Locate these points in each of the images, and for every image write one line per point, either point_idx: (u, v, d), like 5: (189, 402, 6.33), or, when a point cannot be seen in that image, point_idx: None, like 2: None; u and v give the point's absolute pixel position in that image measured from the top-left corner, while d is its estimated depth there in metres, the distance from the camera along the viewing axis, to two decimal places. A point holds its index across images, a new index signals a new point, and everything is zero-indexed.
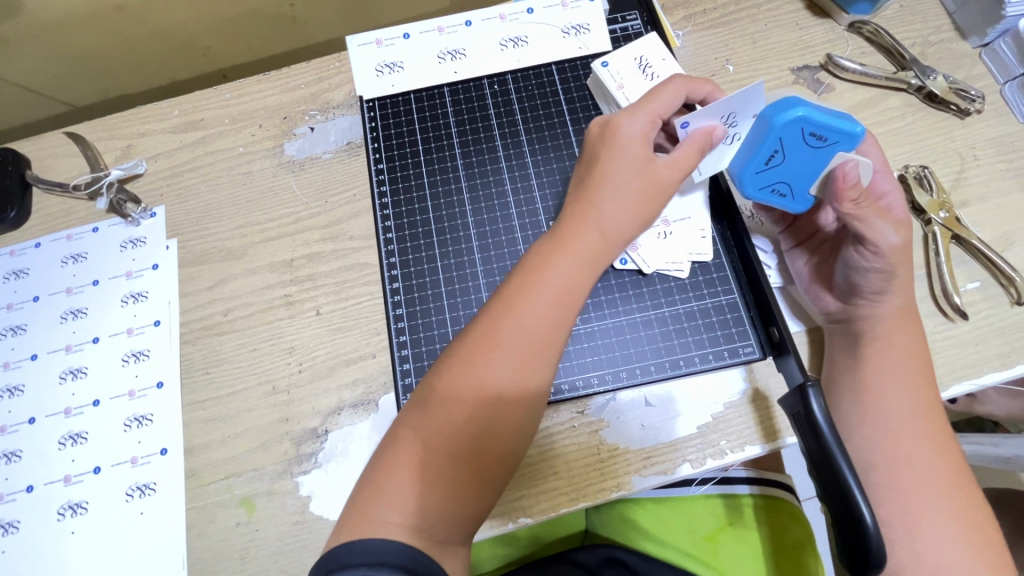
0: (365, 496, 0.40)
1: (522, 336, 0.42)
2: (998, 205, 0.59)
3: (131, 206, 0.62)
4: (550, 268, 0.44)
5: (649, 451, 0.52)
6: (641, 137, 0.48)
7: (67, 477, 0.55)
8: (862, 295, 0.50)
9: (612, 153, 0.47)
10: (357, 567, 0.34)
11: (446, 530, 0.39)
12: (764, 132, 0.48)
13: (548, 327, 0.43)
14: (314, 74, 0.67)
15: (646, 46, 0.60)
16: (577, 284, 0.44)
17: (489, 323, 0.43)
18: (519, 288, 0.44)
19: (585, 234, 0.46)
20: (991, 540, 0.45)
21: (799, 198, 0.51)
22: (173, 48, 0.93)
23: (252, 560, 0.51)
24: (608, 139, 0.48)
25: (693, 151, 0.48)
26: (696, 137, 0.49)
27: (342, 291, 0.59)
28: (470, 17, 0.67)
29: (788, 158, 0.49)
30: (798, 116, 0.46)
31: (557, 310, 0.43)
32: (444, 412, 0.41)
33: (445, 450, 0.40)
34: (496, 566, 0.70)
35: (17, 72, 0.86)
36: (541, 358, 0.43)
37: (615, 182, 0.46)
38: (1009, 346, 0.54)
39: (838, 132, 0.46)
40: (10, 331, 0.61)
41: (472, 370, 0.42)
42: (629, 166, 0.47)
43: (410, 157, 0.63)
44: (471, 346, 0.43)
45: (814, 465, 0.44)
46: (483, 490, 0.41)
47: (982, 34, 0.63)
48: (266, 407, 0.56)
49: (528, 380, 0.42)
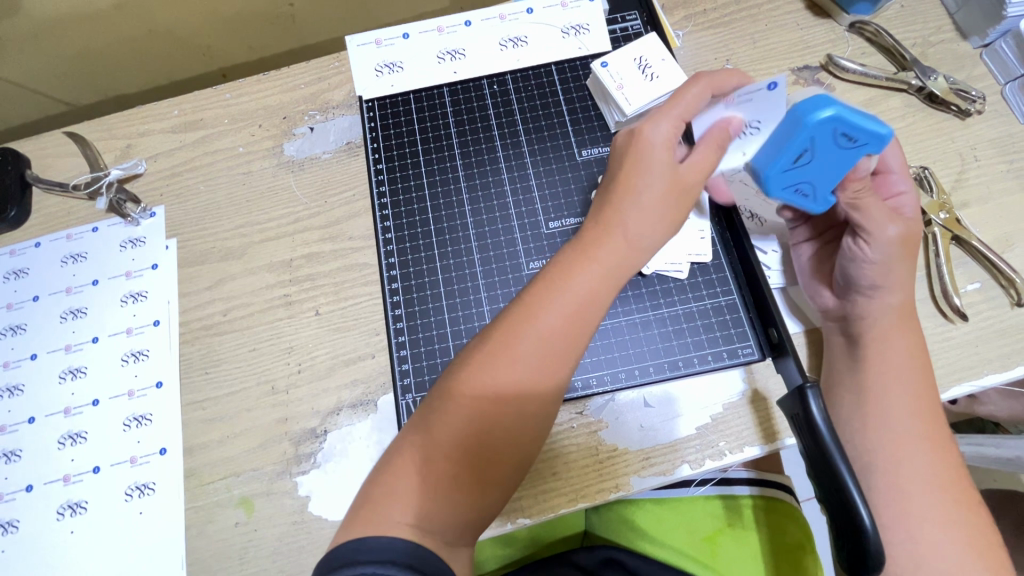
0: (369, 496, 0.40)
1: (540, 344, 0.42)
2: (999, 206, 0.58)
3: (131, 206, 0.62)
4: (572, 277, 0.44)
5: (648, 452, 0.52)
6: (667, 139, 0.47)
7: (67, 477, 0.55)
8: (859, 290, 0.50)
9: (637, 155, 0.47)
10: (369, 563, 0.34)
11: (452, 533, 0.39)
12: (796, 129, 0.45)
13: (567, 337, 0.43)
14: (313, 73, 0.67)
15: (646, 47, 0.60)
16: (599, 295, 0.44)
17: (507, 329, 0.43)
18: (539, 294, 0.44)
19: (609, 242, 0.45)
20: (991, 541, 0.45)
21: (821, 198, 0.50)
22: (171, 48, 0.93)
23: (252, 560, 0.51)
24: (633, 141, 0.48)
25: (714, 148, 0.48)
26: (714, 135, 0.49)
27: (341, 291, 0.59)
28: (470, 17, 0.67)
29: (817, 159, 0.46)
30: (829, 116, 0.44)
31: (575, 319, 0.43)
32: (457, 418, 0.41)
33: (455, 455, 0.40)
34: (496, 567, 0.70)
35: (17, 73, 0.87)
36: (557, 368, 0.43)
37: (641, 189, 0.46)
38: (1009, 347, 0.54)
39: (869, 135, 0.44)
40: (9, 330, 0.61)
41: (489, 376, 0.42)
42: (655, 169, 0.46)
43: (410, 157, 0.63)
44: (487, 350, 0.42)
45: (813, 466, 0.43)
46: (489, 496, 0.41)
47: (983, 34, 0.63)
48: (265, 407, 0.56)
49: (542, 391, 0.42)
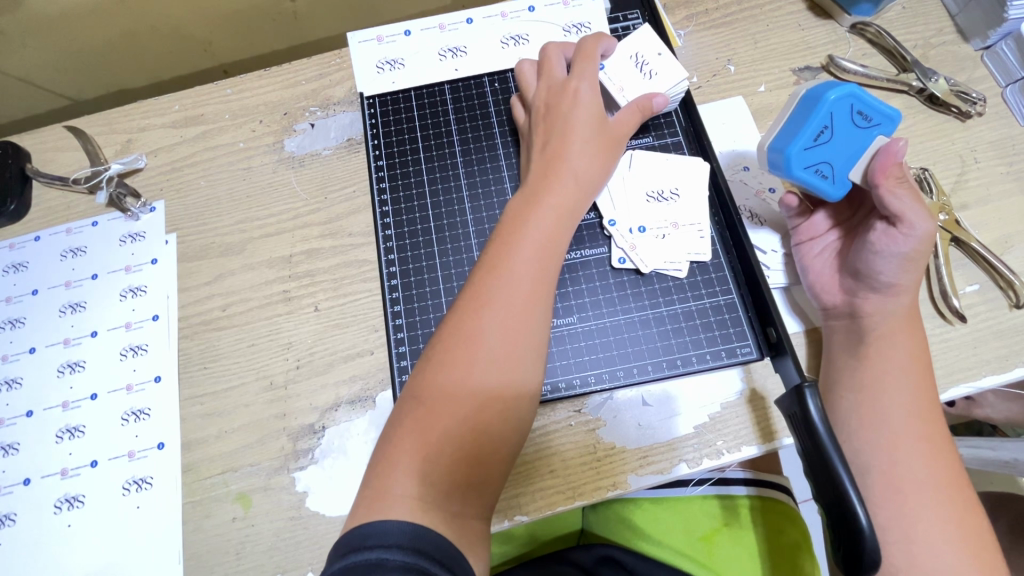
0: (376, 473, 0.40)
1: (510, 290, 0.45)
2: (999, 208, 0.58)
3: (131, 200, 0.63)
4: (529, 226, 0.48)
5: (645, 450, 0.52)
6: (591, 99, 0.54)
7: (65, 470, 0.55)
8: (879, 284, 0.50)
9: (568, 120, 0.53)
10: (373, 548, 0.34)
11: (459, 500, 0.40)
12: (815, 106, 0.50)
13: (536, 273, 0.47)
14: (315, 70, 0.67)
15: (641, 43, 0.58)
16: (555, 238, 0.49)
17: (475, 281, 0.46)
18: (502, 247, 0.47)
19: (559, 188, 0.50)
20: (987, 542, 0.45)
21: (840, 181, 0.51)
22: (173, 43, 0.93)
23: (248, 555, 0.51)
24: (562, 103, 0.54)
25: (637, 112, 0.56)
26: (636, 100, 0.56)
27: (341, 287, 0.59)
28: (471, 14, 0.67)
29: (836, 134, 0.50)
30: (849, 91, 0.49)
31: (539, 259, 0.47)
32: (441, 374, 0.43)
33: (449, 409, 0.42)
34: (497, 563, 0.72)
35: (18, 65, 0.86)
36: (534, 309, 0.45)
37: (579, 143, 0.52)
38: (1008, 349, 0.54)
39: (880, 114, 0.50)
40: (8, 324, 0.61)
41: (464, 328, 0.44)
42: (585, 126, 0.53)
43: (410, 153, 0.63)
44: (461, 309, 0.45)
45: (810, 465, 0.44)
46: (492, 453, 0.42)
47: (984, 36, 0.63)
48: (263, 402, 0.56)
49: (522, 334, 0.44)
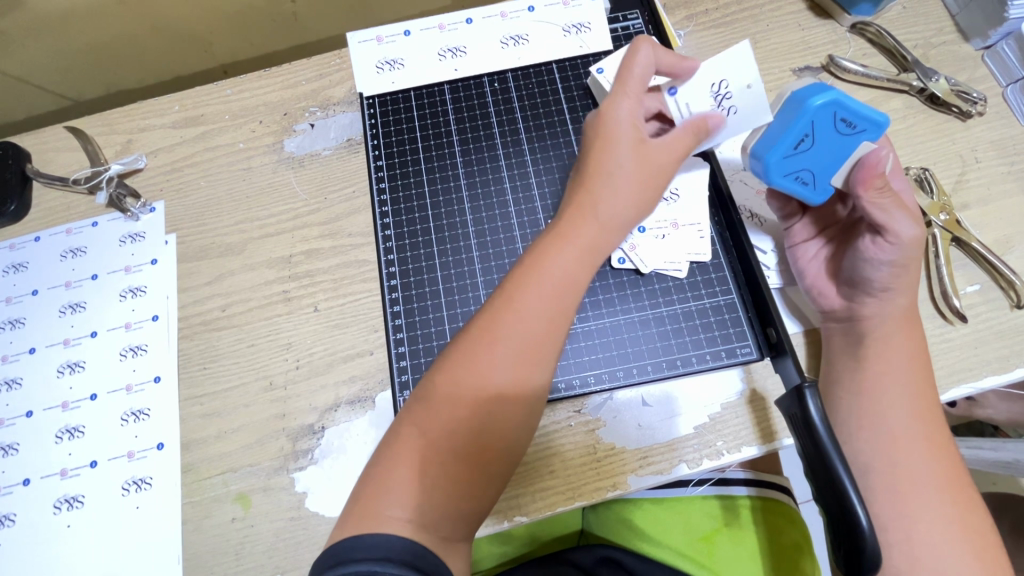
0: (366, 493, 0.40)
1: (523, 331, 0.42)
2: (999, 208, 0.58)
3: (131, 201, 0.63)
4: (548, 262, 0.44)
5: (645, 451, 0.52)
6: (631, 117, 0.47)
7: (65, 470, 0.55)
8: (870, 291, 0.50)
9: (602, 141, 0.47)
10: (363, 561, 0.34)
11: (449, 526, 0.40)
12: (796, 113, 0.47)
13: (551, 316, 0.43)
14: (315, 70, 0.67)
15: (729, 67, 0.51)
16: (574, 280, 0.45)
17: (489, 316, 0.43)
18: (519, 281, 0.44)
19: (585, 226, 0.45)
20: (989, 542, 0.45)
21: (821, 187, 0.51)
22: (173, 43, 0.93)
23: (248, 556, 0.51)
24: (598, 123, 0.47)
25: (689, 134, 0.48)
26: (690, 122, 0.48)
27: (340, 287, 0.59)
28: (471, 14, 0.67)
29: (817, 143, 0.48)
30: (831, 100, 0.46)
31: (556, 301, 0.44)
32: (442, 410, 0.41)
33: (448, 446, 0.41)
34: (496, 564, 0.72)
35: (18, 65, 0.86)
36: (545, 354, 0.43)
37: (611, 172, 0.46)
38: (1008, 349, 0.53)
39: (866, 120, 0.46)
40: (9, 324, 0.61)
41: (471, 364, 0.42)
42: (622, 150, 0.46)
43: (410, 153, 0.63)
44: (470, 343, 0.43)
45: (811, 466, 0.43)
46: (485, 486, 0.42)
47: (985, 36, 0.63)
48: (263, 403, 0.56)
49: (527, 379, 0.43)
